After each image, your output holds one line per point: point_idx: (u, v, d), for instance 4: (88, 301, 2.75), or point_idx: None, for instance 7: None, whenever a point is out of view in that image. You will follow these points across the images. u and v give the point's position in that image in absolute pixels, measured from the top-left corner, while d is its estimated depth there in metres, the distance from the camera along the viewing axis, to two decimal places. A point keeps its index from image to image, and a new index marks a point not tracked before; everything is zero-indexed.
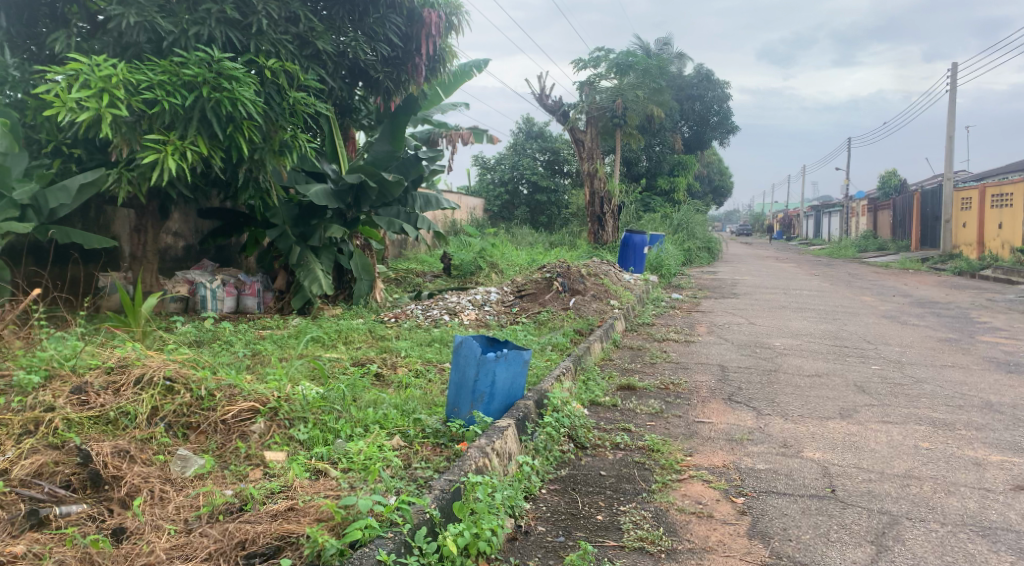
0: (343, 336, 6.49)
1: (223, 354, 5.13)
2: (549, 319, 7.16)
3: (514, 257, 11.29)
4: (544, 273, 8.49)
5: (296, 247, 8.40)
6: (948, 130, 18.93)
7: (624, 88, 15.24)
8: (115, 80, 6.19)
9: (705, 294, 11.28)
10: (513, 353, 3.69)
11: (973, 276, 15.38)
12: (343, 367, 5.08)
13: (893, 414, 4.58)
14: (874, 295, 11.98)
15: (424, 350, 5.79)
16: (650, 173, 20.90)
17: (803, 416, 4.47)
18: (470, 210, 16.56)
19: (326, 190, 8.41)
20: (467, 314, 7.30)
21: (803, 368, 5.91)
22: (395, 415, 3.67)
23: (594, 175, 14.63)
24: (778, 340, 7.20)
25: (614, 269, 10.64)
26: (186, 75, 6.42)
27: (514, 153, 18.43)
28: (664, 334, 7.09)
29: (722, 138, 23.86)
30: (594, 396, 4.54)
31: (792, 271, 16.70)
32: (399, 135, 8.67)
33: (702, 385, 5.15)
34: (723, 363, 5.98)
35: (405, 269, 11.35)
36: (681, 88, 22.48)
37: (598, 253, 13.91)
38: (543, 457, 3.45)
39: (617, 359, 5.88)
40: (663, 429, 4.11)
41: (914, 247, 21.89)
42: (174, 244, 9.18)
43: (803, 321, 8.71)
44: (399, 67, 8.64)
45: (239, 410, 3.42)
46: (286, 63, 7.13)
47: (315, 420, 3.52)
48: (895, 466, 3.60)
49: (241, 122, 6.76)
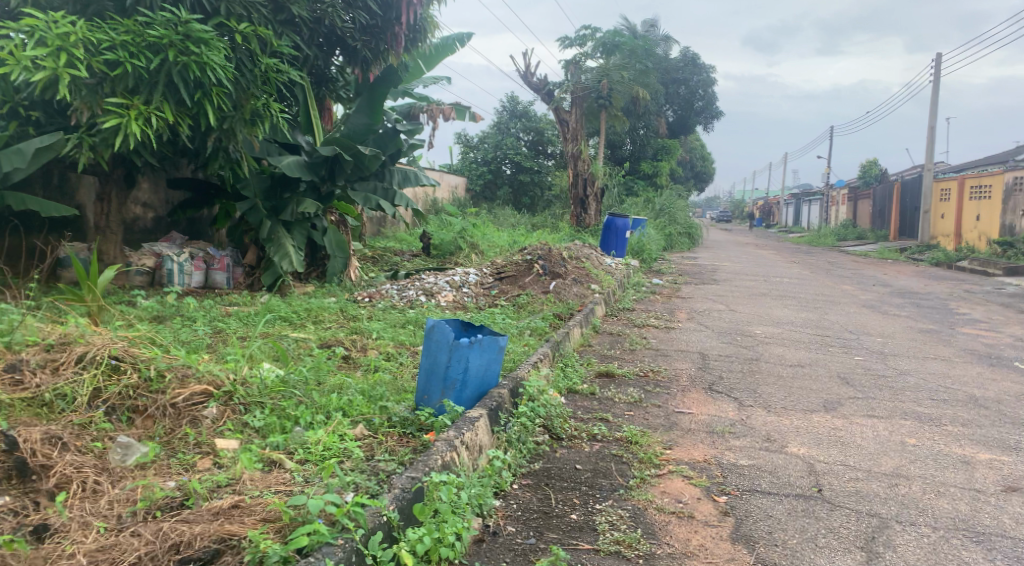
0: (313, 315, 6.26)
1: (183, 332, 4.87)
2: (528, 302, 6.96)
3: (494, 238, 11.05)
4: (524, 254, 8.27)
5: (266, 221, 8.12)
6: (930, 120, 18.90)
7: (610, 69, 15.00)
8: (74, 39, 5.92)
9: (685, 280, 11.12)
10: (488, 339, 3.50)
11: (950, 267, 15.36)
12: (310, 349, 4.84)
13: (878, 408, 4.43)
14: (854, 284, 11.89)
15: (397, 331, 5.56)
16: (634, 156, 20.70)
17: (787, 408, 4.30)
18: (451, 188, 16.28)
19: (299, 162, 8.13)
20: (444, 295, 7.08)
21: (785, 357, 5.75)
22: (360, 401, 3.47)
23: (578, 156, 14.36)
24: (759, 328, 7.05)
25: (595, 252, 10.44)
26: (152, 36, 6.15)
27: (497, 132, 18.15)
28: (644, 320, 6.91)
29: (706, 123, 23.74)
30: (572, 383, 4.36)
31: (772, 258, 16.60)
32: (378, 108, 8.44)
33: (682, 373, 4.98)
34: (704, 350, 5.82)
35: (382, 247, 11.09)
36: (667, 71, 22.27)
37: (579, 236, 13.70)
38: (515, 450, 3.26)
39: (597, 345, 5.70)
40: (642, 419, 3.93)
41: (893, 237, 21.90)
42: (143, 215, 8.88)
43: (785, 310, 8.57)
44: (377, 35, 8.34)
45: (191, 393, 3.24)
46: (259, 27, 6.84)
47: (273, 406, 3.34)
48: (883, 463, 3.41)
49: (210, 88, 6.50)
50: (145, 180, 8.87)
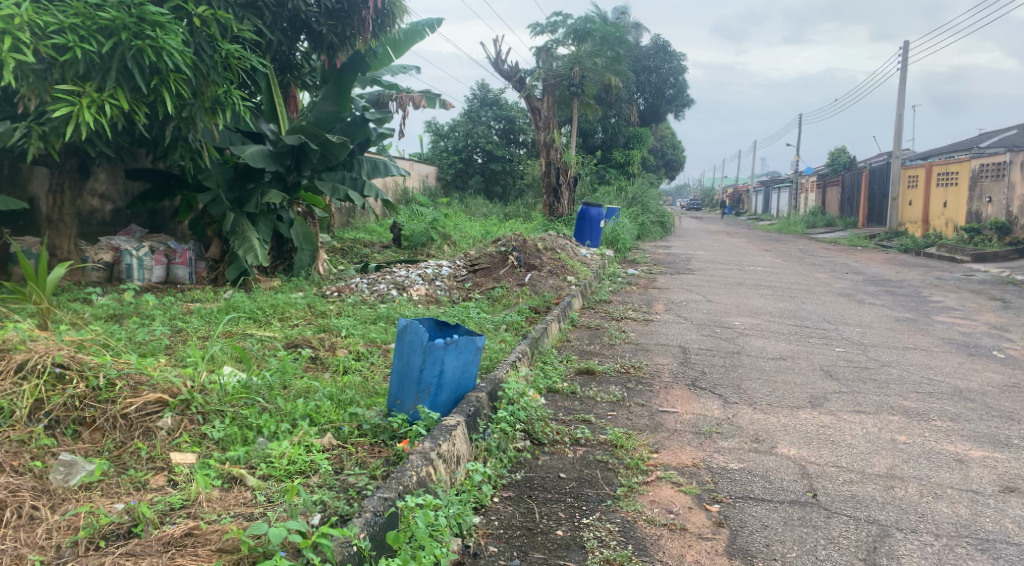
0: (279, 312, 6.03)
1: (139, 334, 4.61)
2: (503, 295, 6.77)
3: (467, 228, 10.83)
4: (497, 246, 8.09)
5: (230, 213, 7.83)
6: (897, 108, 18.99)
7: (582, 56, 14.93)
8: (20, 21, 5.63)
9: (660, 269, 10.99)
10: (465, 340, 3.30)
11: (918, 253, 15.42)
12: (275, 350, 4.60)
13: (865, 403, 4.30)
14: (827, 272, 11.84)
15: (368, 328, 5.35)
16: (605, 145, 20.55)
17: (773, 405, 4.16)
18: (422, 178, 16.00)
19: (263, 151, 7.83)
20: (416, 288, 6.86)
21: (766, 350, 5.62)
22: (329, 407, 3.30)
23: (551, 145, 14.17)
24: (738, 319, 6.92)
25: (569, 242, 10.27)
26: (104, 19, 5.86)
27: (468, 120, 17.86)
28: (622, 313, 6.75)
29: (678, 111, 23.67)
30: (552, 382, 4.19)
31: (745, 246, 16.58)
32: (345, 96, 8.17)
33: (663, 369, 4.82)
34: (685, 343, 5.68)
35: (352, 239, 10.83)
36: (637, 59, 22.14)
37: (552, 225, 13.51)
38: (495, 459, 3.06)
39: (575, 340, 5.53)
40: (625, 420, 3.76)
41: (861, 224, 22.03)
42: (101, 208, 8.54)
43: (761, 300, 8.47)
44: (344, 20, 8.02)
45: (144, 403, 3.05)
46: (218, 11, 6.57)
47: (234, 415, 3.16)
48: (876, 464, 3.27)
49: (167, 74, 6.23)
50: (103, 171, 8.52)
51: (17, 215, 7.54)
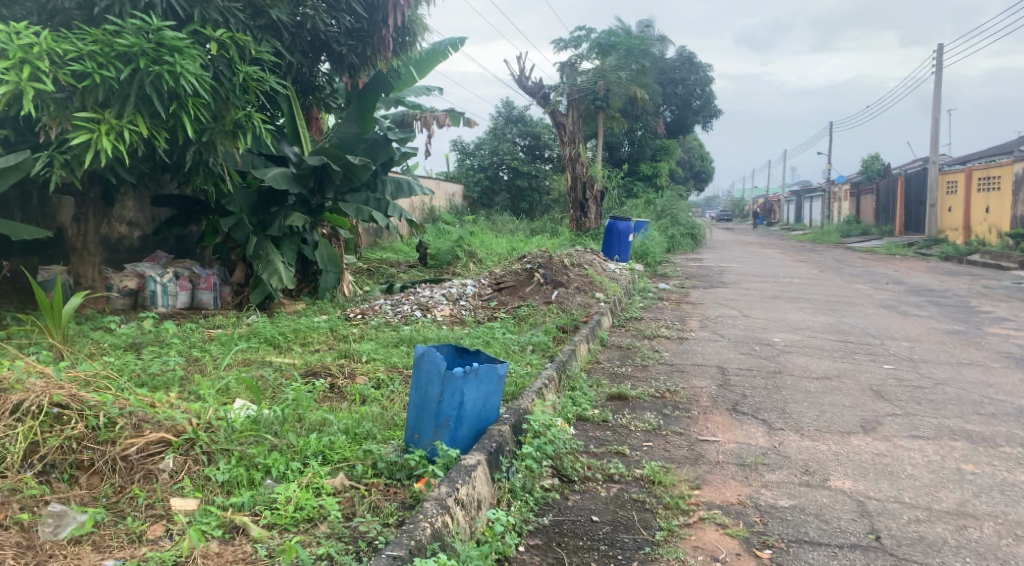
0: (301, 337, 5.84)
1: (151, 366, 4.46)
2: (529, 314, 6.53)
3: (493, 246, 10.62)
4: (523, 263, 7.85)
5: (253, 237, 7.70)
6: (933, 113, 18.49)
7: (606, 69, 14.53)
8: (39, 50, 5.59)
9: (693, 284, 10.67)
10: (486, 368, 3.07)
11: (961, 261, 14.89)
12: (291, 379, 4.41)
13: (923, 426, 3.97)
14: (866, 282, 11.41)
15: (390, 353, 5.15)
16: (632, 158, 20.27)
17: (822, 431, 3.85)
18: (448, 196, 15.88)
19: (286, 174, 7.70)
20: (440, 309, 6.64)
21: (810, 369, 5.29)
22: (343, 443, 3.11)
23: (576, 159, 13.98)
24: (777, 335, 6.60)
25: (597, 257, 10.01)
26: (122, 45, 5.80)
27: (493, 138, 17.72)
28: (654, 331, 6.47)
29: (705, 122, 23.31)
30: (582, 410, 3.94)
31: (778, 257, 16.16)
32: (369, 116, 7.99)
33: (701, 393, 4.53)
34: (723, 363, 5.38)
35: (378, 260, 10.67)
36: (664, 71, 21.84)
37: (580, 241, 13.27)
38: (520, 502, 2.83)
39: (606, 362, 5.25)
40: (662, 452, 3.49)
41: (899, 232, 21.44)
42: (129, 235, 8.48)
43: (800, 313, 8.11)
44: (364, 40, 7.91)
45: (146, 443, 2.86)
46: (236, 33, 6.47)
47: (241, 454, 2.95)
48: (944, 499, 2.97)
49: (186, 99, 6.15)
50: (130, 197, 8.47)
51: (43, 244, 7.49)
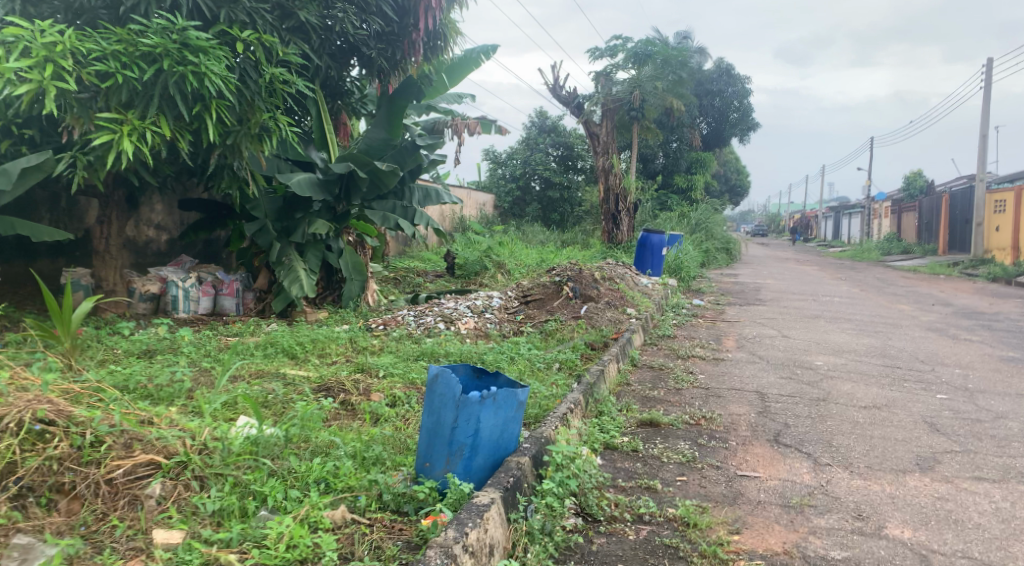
0: (318, 348, 5.63)
1: (157, 379, 4.25)
2: (557, 330, 6.24)
3: (522, 256, 10.35)
4: (553, 275, 7.58)
5: (276, 243, 7.53)
6: (981, 129, 17.88)
7: (642, 79, 14.13)
8: (61, 48, 5.45)
9: (729, 300, 10.29)
10: (505, 394, 2.80)
11: (1009, 282, 14.32)
12: (301, 395, 4.17)
13: (987, 466, 3.61)
14: (911, 303, 10.93)
15: (408, 366, 4.90)
16: (667, 170, 19.89)
17: (873, 468, 3.51)
18: (479, 206, 15.68)
19: (312, 179, 7.51)
20: (465, 322, 6.39)
21: (857, 397, 4.93)
22: (349, 470, 2.87)
23: (610, 170, 13.69)
24: (819, 358, 6.23)
25: (629, 271, 9.70)
26: (145, 45, 5.65)
27: (526, 148, 17.48)
28: (689, 350, 6.13)
29: (743, 135, 22.77)
30: (610, 437, 3.65)
31: (816, 274, 15.67)
32: (397, 122, 7.90)
33: (740, 421, 4.19)
34: (762, 388, 5.04)
35: (405, 268, 10.46)
36: (700, 82, 21.44)
37: (612, 253, 12.96)
38: (538, 547, 2.59)
39: (636, 384, 4.92)
40: (697, 488, 3.20)
41: (941, 251, 20.77)
42: (156, 238, 8.36)
43: (843, 335, 7.71)
44: (394, 44, 7.72)
45: (134, 465, 2.62)
46: (263, 34, 6.29)
47: (236, 480, 2.69)
48: (1017, 557, 2.66)
49: (211, 100, 6.00)
50: (158, 200, 8.35)
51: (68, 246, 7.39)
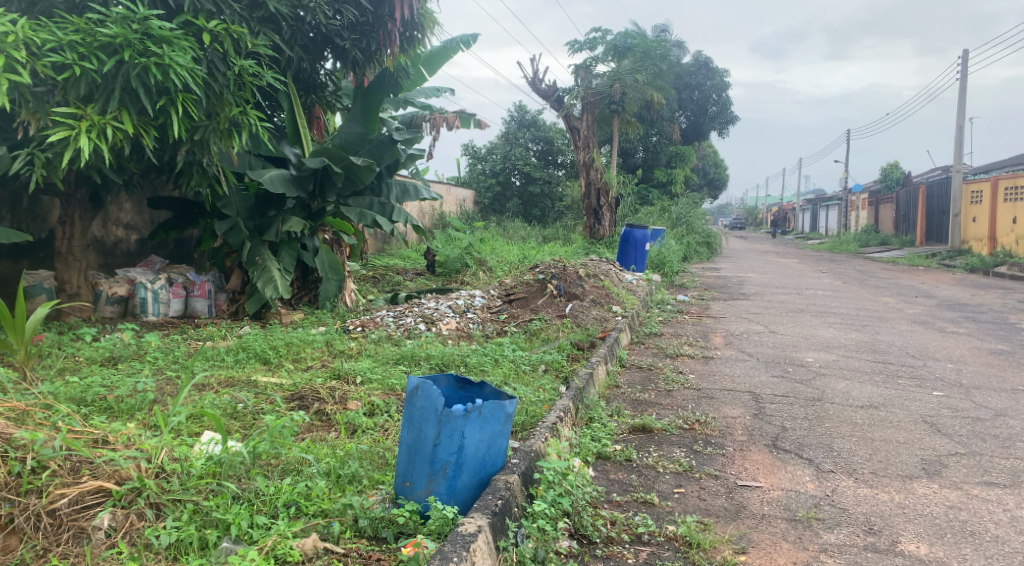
0: (293, 352, 5.39)
1: (120, 391, 4.00)
2: (542, 329, 6.02)
3: (503, 253, 10.12)
4: (536, 272, 7.36)
5: (248, 242, 7.27)
6: (958, 120, 17.89)
7: (622, 73, 13.91)
8: (14, 39, 5.13)
9: (713, 295, 10.13)
10: (491, 407, 2.60)
11: (987, 273, 14.29)
12: (274, 407, 3.94)
13: (996, 470, 3.44)
14: (894, 295, 10.82)
15: (388, 371, 4.66)
16: (647, 164, 19.74)
17: (878, 474, 3.32)
18: (459, 202, 15.43)
19: (284, 176, 7.23)
20: (446, 322, 6.15)
21: (852, 396, 4.75)
22: (322, 491, 2.67)
23: (590, 165, 13.49)
24: (809, 355, 6.05)
25: (612, 267, 9.51)
26: (104, 35, 5.35)
27: (505, 142, 17.27)
28: (677, 348, 5.93)
29: (721, 128, 22.69)
30: (602, 446, 3.43)
31: (797, 267, 15.57)
32: (373, 116, 7.65)
33: (736, 425, 4.01)
34: (755, 388, 4.87)
35: (384, 266, 10.20)
36: (679, 76, 21.33)
37: (593, 249, 12.78)
38: None
39: (626, 387, 4.73)
40: (696, 502, 3.01)
41: (919, 242, 20.78)
42: (126, 238, 8.05)
43: (831, 330, 7.55)
44: (368, 34, 7.45)
45: (81, 494, 2.43)
46: (231, 25, 6.01)
47: (196, 508, 2.50)
48: None
49: (176, 94, 5.71)
50: (127, 199, 8.05)
51: (32, 247, 7.09)
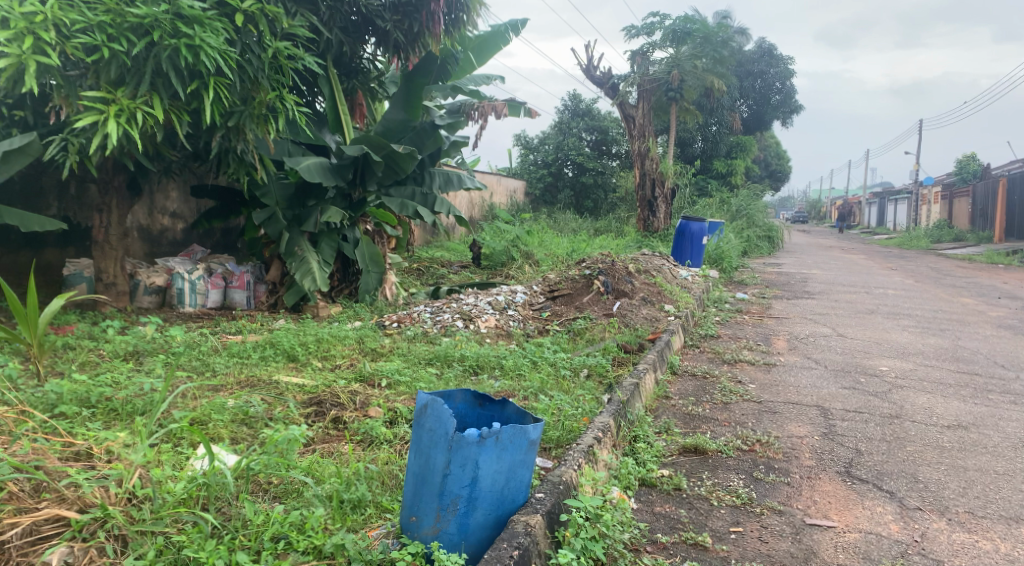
0: (321, 349, 5.05)
1: (124, 392, 3.70)
2: (586, 329, 5.58)
3: (552, 246, 9.67)
4: (583, 267, 6.92)
5: (286, 233, 6.96)
6: None
7: (681, 58, 13.36)
8: (42, 19, 4.86)
9: (776, 293, 9.49)
10: (510, 433, 2.22)
11: None
12: (287, 413, 3.59)
13: None
14: (974, 296, 10.01)
15: (417, 373, 4.28)
16: (705, 154, 18.91)
17: (977, 516, 2.81)
18: (509, 193, 15.02)
19: (323, 164, 6.87)
20: (485, 320, 5.75)
21: (937, 413, 4.19)
22: (319, 522, 2.32)
23: (645, 154, 12.94)
24: (883, 363, 5.47)
25: (666, 262, 8.98)
26: (134, 15, 5.03)
27: (558, 132, 16.79)
28: (736, 354, 5.43)
29: (785, 118, 21.77)
30: (647, 471, 3.00)
31: (865, 264, 14.73)
32: (416, 101, 7.19)
33: (802, 445, 3.53)
34: (823, 400, 4.35)
35: (428, 258, 9.87)
36: (741, 63, 20.51)
37: (647, 242, 12.24)
38: None
39: (677, 397, 4.27)
40: (757, 545, 2.58)
41: (998, 238, 19.59)
42: (171, 227, 7.87)
43: (905, 334, 6.91)
44: (411, 15, 7.00)
45: (37, 523, 2.16)
46: (266, 4, 5.65)
47: (166, 543, 2.19)
48: None
49: (208, 78, 5.39)
50: (173, 187, 7.86)
51: (76, 235, 6.92)
